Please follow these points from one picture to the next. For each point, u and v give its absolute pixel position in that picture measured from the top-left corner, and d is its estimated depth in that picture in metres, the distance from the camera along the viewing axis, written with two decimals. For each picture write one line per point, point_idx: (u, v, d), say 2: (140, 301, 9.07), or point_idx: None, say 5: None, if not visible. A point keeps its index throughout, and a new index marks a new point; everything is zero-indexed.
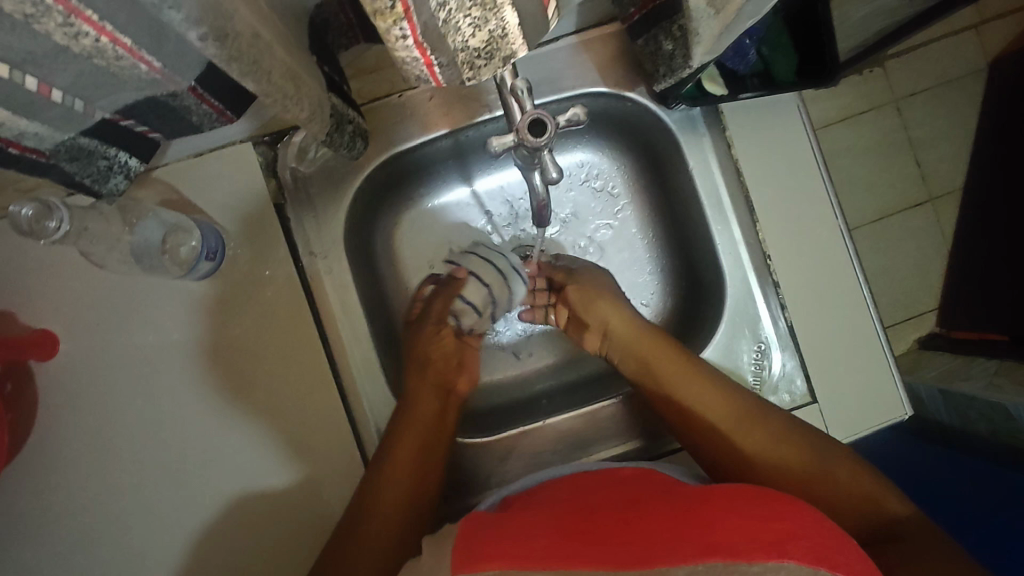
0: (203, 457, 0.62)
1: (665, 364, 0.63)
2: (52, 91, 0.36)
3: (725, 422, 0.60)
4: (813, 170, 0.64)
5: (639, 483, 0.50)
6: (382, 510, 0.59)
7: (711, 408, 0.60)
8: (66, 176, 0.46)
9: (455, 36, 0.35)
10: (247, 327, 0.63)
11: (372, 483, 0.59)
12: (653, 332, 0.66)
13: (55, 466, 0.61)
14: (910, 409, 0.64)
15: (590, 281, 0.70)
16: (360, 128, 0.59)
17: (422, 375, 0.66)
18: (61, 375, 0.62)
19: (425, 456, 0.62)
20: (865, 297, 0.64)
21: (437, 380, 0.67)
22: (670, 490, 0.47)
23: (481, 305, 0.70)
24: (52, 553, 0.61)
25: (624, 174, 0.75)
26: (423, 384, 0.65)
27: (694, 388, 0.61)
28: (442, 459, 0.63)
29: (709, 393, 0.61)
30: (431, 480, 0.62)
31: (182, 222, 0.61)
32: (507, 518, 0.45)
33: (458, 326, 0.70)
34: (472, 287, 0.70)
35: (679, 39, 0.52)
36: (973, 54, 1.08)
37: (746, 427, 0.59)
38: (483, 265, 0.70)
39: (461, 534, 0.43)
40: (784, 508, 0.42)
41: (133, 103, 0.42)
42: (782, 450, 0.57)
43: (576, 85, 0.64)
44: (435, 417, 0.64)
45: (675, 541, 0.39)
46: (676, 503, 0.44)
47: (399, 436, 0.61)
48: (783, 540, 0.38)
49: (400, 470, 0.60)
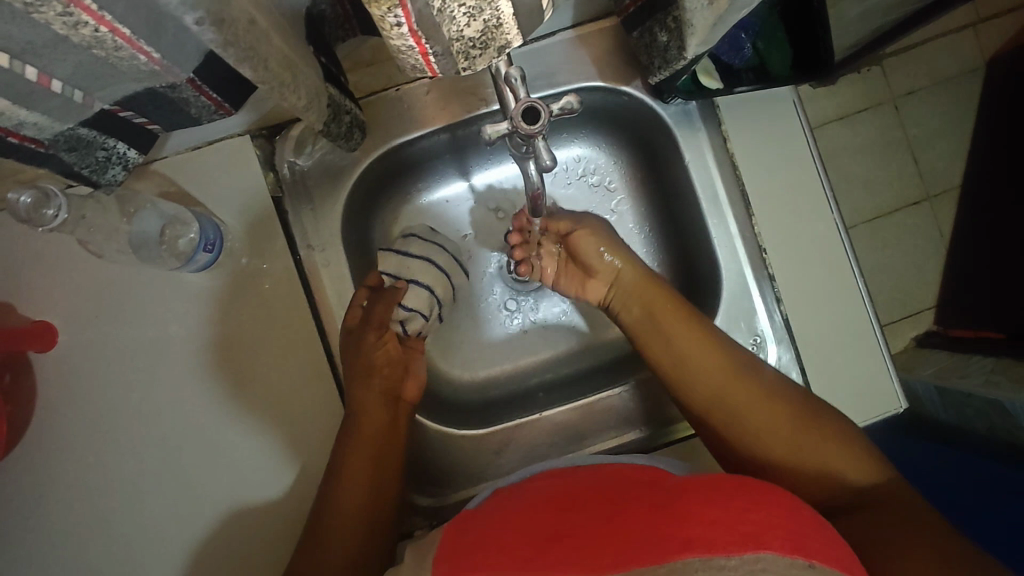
0: (200, 448, 0.62)
1: (668, 322, 0.61)
2: (51, 81, 0.36)
3: (722, 389, 0.58)
4: (809, 165, 0.65)
5: (619, 474, 0.48)
6: (341, 514, 0.58)
7: (712, 376, 0.59)
8: (65, 166, 0.47)
9: (450, 26, 0.36)
10: (245, 319, 0.63)
11: (334, 485, 0.59)
12: (662, 287, 0.63)
13: (53, 459, 0.62)
14: (905, 403, 0.65)
15: (599, 226, 0.66)
16: (358, 120, 0.59)
17: (366, 380, 0.62)
18: (60, 367, 0.62)
19: (378, 465, 0.61)
20: (860, 290, 0.65)
21: (381, 387, 0.63)
22: (651, 483, 0.46)
23: (427, 309, 0.66)
24: (50, 545, 0.61)
25: (621, 170, 0.76)
26: (369, 393, 0.62)
27: (698, 348, 0.59)
28: (396, 465, 0.62)
29: (708, 357, 0.59)
30: (387, 486, 0.62)
31: (181, 214, 0.61)
32: (488, 521, 0.46)
33: (401, 331, 0.66)
34: (412, 292, 0.65)
35: (674, 31, 0.53)
36: (970, 53, 1.09)
37: (743, 398, 0.57)
38: (424, 268, 0.66)
39: (440, 548, 0.44)
40: (763, 498, 0.41)
41: (132, 94, 0.42)
42: (777, 427, 0.55)
43: (572, 79, 0.65)
44: (386, 422, 0.62)
45: (652, 534, 0.38)
46: (655, 498, 0.43)
47: (357, 440, 0.60)
48: (762, 534, 0.37)
49: (356, 475, 0.59)
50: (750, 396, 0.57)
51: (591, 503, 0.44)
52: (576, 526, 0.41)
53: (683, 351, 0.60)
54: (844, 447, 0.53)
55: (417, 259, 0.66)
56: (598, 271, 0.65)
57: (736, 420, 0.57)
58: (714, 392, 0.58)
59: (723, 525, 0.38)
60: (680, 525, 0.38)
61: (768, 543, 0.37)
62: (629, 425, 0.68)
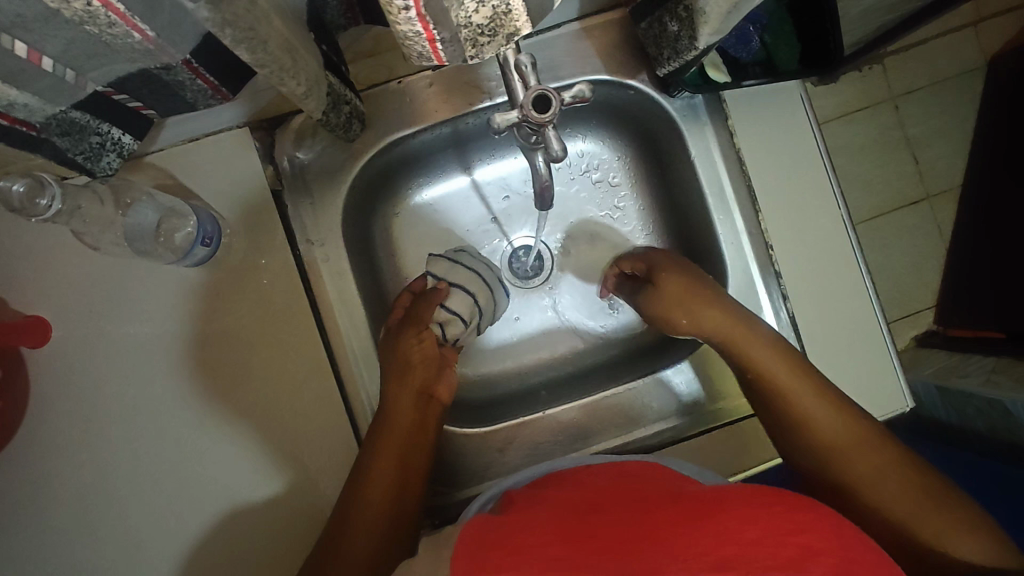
0: (198, 445, 0.61)
1: (741, 338, 0.58)
2: (42, 59, 0.35)
3: (805, 413, 0.55)
4: (815, 159, 0.64)
5: (645, 481, 0.49)
6: (361, 513, 0.56)
7: (830, 424, 0.54)
8: (58, 152, 0.45)
9: (458, 12, 0.35)
10: (243, 315, 0.62)
11: (358, 483, 0.57)
12: (745, 321, 0.59)
13: (45, 456, 0.60)
14: (912, 401, 0.64)
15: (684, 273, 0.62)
16: (357, 110, 0.58)
17: (402, 378, 0.62)
18: (53, 363, 0.61)
19: (404, 463, 0.59)
20: (867, 287, 0.64)
21: (414, 387, 0.62)
22: (680, 492, 0.46)
23: (468, 314, 0.66)
24: (41, 544, 0.60)
25: (625, 165, 0.75)
26: (404, 390, 0.61)
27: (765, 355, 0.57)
28: (421, 465, 0.61)
29: (779, 364, 0.57)
30: (410, 487, 0.60)
31: (177, 206, 0.59)
32: (505, 519, 0.45)
33: (440, 335, 0.66)
34: (455, 295, 0.66)
35: (685, 20, 0.51)
36: (971, 51, 1.08)
37: (849, 440, 0.53)
38: (471, 277, 0.68)
39: (463, 537, 0.44)
40: (800, 517, 0.41)
41: (127, 75, 0.41)
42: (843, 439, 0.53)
43: (577, 72, 0.64)
44: (415, 424, 0.61)
45: (691, 545, 0.38)
46: (687, 505, 0.43)
47: (386, 439, 0.59)
48: (803, 556, 0.38)
49: (381, 474, 0.58)
50: (867, 446, 0.53)
51: (622, 505, 0.44)
52: (609, 526, 0.41)
53: (786, 388, 0.56)
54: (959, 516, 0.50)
55: (465, 268, 0.68)
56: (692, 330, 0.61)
57: (838, 462, 0.53)
58: (822, 435, 0.54)
59: (763, 546, 0.38)
60: (722, 540, 0.39)
61: (811, 566, 0.37)
62: (633, 424, 0.67)
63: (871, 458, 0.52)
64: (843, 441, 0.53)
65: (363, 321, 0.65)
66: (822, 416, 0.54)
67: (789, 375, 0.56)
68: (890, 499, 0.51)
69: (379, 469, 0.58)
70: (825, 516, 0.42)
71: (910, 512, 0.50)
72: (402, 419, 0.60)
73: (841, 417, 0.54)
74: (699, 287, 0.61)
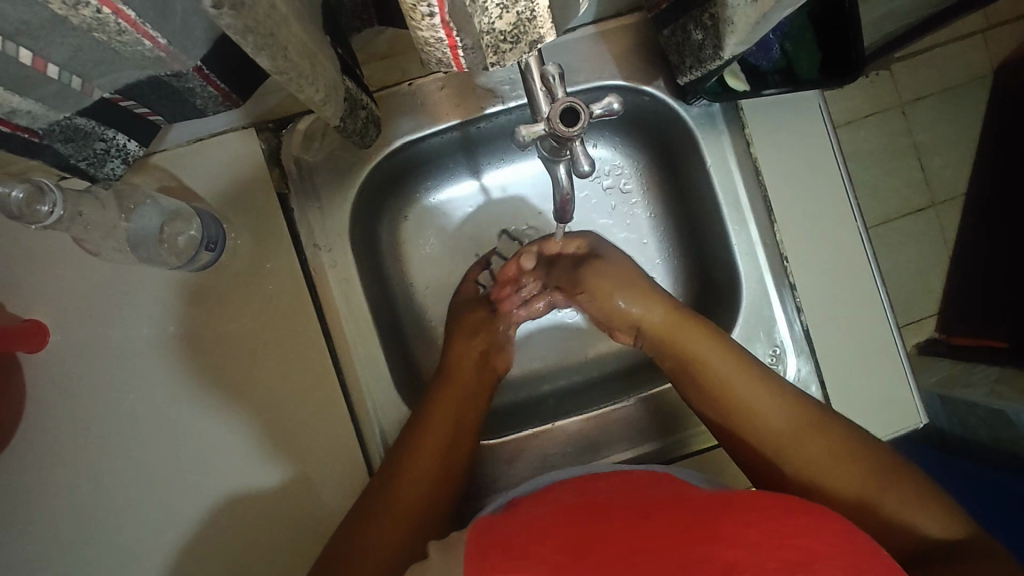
0: (198, 453, 0.59)
1: (693, 339, 0.59)
2: (48, 66, 0.33)
3: (765, 421, 0.55)
4: (834, 171, 0.63)
5: (649, 487, 0.48)
6: (399, 493, 0.56)
7: (768, 414, 0.55)
8: (60, 157, 0.44)
9: (481, 18, 0.33)
10: (248, 320, 0.60)
11: (391, 478, 0.57)
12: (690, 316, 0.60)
13: (41, 464, 0.59)
14: (926, 418, 0.63)
15: (614, 269, 0.63)
16: (373, 115, 0.56)
17: (466, 337, 0.67)
18: (52, 368, 0.59)
19: (449, 452, 0.60)
20: (883, 301, 0.63)
21: (477, 351, 0.66)
22: (683, 496, 0.45)
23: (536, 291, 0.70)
24: (36, 555, 0.58)
25: (636, 171, 0.73)
26: (465, 349, 0.66)
27: (715, 357, 0.57)
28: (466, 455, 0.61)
29: (724, 363, 0.57)
30: (449, 482, 0.60)
31: (181, 209, 0.58)
32: (513, 522, 0.44)
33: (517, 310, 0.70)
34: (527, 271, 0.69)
35: (710, 29, 0.50)
36: (980, 59, 1.08)
37: (792, 434, 0.54)
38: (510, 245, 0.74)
39: (467, 539, 0.42)
40: (805, 521, 0.40)
41: (135, 82, 0.39)
42: (809, 447, 0.53)
43: (592, 78, 0.62)
44: (466, 397, 0.63)
45: (695, 555, 0.38)
46: (692, 511, 0.42)
47: (428, 427, 0.59)
48: (806, 559, 0.37)
49: (424, 454, 0.58)
50: (811, 437, 0.53)
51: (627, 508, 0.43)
52: (612, 528, 0.41)
53: (726, 387, 0.57)
54: (919, 497, 0.49)
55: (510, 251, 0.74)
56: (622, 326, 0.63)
57: (793, 463, 0.53)
58: (761, 424, 0.55)
59: (765, 548, 0.38)
60: (722, 544, 0.38)
61: (816, 569, 0.37)
62: (644, 438, 0.66)
63: (812, 441, 0.53)
64: (813, 447, 0.53)
65: (369, 328, 0.63)
66: (770, 416, 0.55)
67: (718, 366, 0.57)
68: (840, 483, 0.51)
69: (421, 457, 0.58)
70: (838, 523, 0.41)
71: (867, 492, 0.50)
72: (446, 408, 0.61)
73: (795, 415, 0.55)
74: (617, 277, 0.63)
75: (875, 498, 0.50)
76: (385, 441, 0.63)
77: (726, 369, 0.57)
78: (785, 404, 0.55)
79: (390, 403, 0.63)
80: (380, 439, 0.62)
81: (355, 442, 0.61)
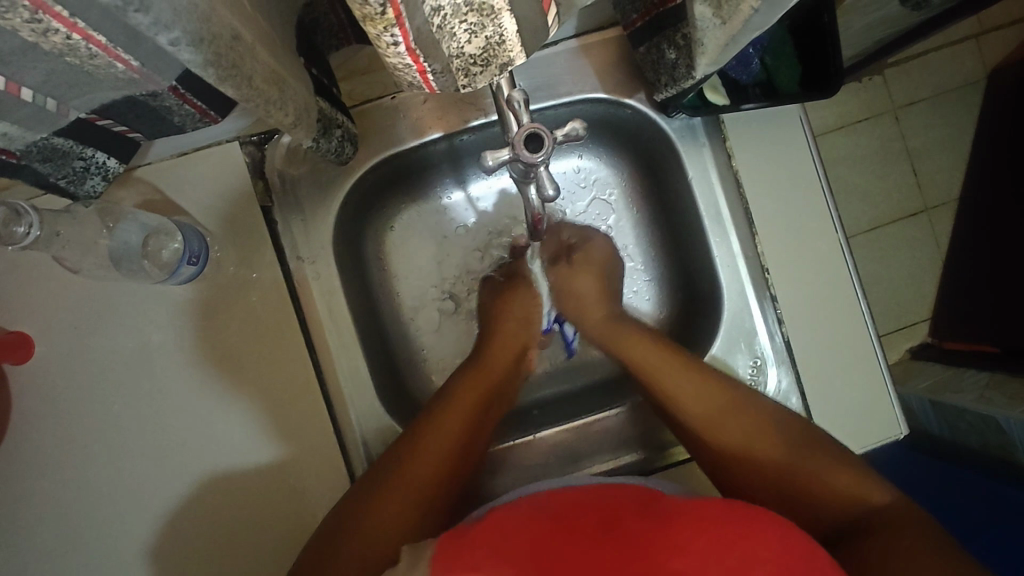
0: (182, 462, 0.60)
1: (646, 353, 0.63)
2: (21, 90, 0.33)
3: (712, 422, 0.58)
4: (814, 183, 0.63)
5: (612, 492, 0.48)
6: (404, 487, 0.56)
7: (721, 411, 0.58)
8: (40, 176, 0.44)
9: (450, 42, 0.34)
10: (231, 331, 0.61)
11: (399, 463, 0.57)
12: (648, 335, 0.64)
13: (27, 472, 0.59)
14: (906, 429, 0.64)
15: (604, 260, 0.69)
16: (349, 132, 0.57)
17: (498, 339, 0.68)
18: (37, 379, 0.60)
19: (463, 443, 0.60)
20: (864, 313, 0.63)
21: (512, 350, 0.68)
22: (643, 504, 0.46)
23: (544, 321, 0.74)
24: (24, 561, 0.59)
25: (621, 181, 0.74)
26: (501, 340, 0.68)
27: (662, 362, 0.61)
28: (476, 450, 0.62)
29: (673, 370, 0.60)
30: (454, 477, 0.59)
31: (163, 225, 0.59)
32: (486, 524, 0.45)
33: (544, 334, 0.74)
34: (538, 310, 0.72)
35: (683, 48, 0.50)
36: (972, 63, 1.08)
37: (735, 431, 0.57)
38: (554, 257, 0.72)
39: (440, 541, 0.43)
40: (756, 519, 0.42)
41: (111, 102, 0.40)
42: (762, 444, 0.56)
43: (573, 91, 0.63)
44: (480, 396, 0.63)
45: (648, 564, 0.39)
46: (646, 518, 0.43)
47: (441, 419, 0.60)
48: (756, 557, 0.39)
49: (432, 447, 0.58)
50: (761, 433, 0.56)
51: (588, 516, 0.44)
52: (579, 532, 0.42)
53: (674, 391, 0.60)
54: (857, 475, 0.52)
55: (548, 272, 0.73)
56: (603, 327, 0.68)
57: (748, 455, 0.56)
58: (722, 426, 0.57)
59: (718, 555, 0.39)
60: (675, 551, 0.39)
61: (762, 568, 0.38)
62: (627, 448, 0.66)
63: (769, 438, 0.56)
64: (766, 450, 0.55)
65: (352, 339, 0.64)
66: (712, 411, 0.58)
67: (674, 388, 0.60)
68: (799, 466, 0.54)
69: (430, 439, 0.58)
70: (803, 533, 0.41)
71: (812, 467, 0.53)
72: (470, 395, 0.62)
73: (731, 407, 0.58)
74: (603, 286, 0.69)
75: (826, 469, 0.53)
76: (368, 453, 0.63)
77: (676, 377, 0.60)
78: (741, 413, 0.58)
79: (374, 414, 0.64)
80: (365, 452, 0.63)
81: (339, 453, 0.61)
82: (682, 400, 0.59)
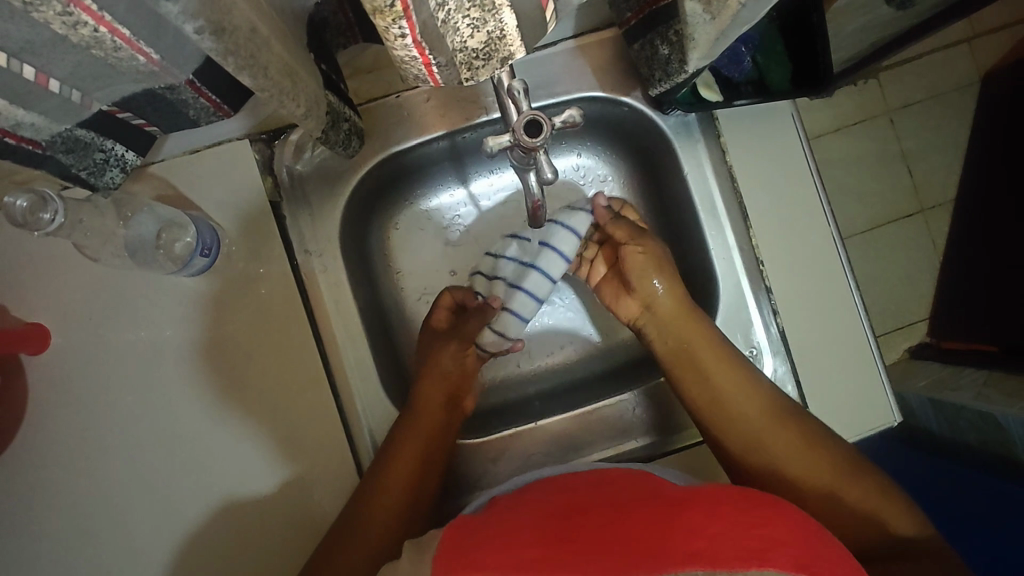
0: (193, 451, 0.62)
1: (689, 330, 0.63)
2: (50, 81, 0.36)
3: (745, 413, 0.60)
4: (807, 177, 0.65)
5: (625, 484, 0.50)
6: (384, 493, 0.60)
7: (765, 424, 0.59)
8: (62, 168, 0.46)
9: (453, 37, 0.36)
10: (241, 322, 0.62)
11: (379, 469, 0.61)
12: (689, 306, 0.64)
13: (44, 460, 0.61)
14: (900, 417, 0.65)
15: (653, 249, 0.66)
16: (356, 127, 0.59)
17: (435, 379, 0.66)
18: (54, 367, 0.61)
19: (428, 453, 0.63)
20: (857, 302, 0.65)
21: (444, 392, 0.66)
22: (652, 493, 0.48)
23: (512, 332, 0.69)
24: (39, 548, 0.60)
25: (620, 179, 0.76)
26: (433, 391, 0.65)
27: (707, 348, 0.62)
28: (442, 457, 0.64)
29: (714, 357, 0.61)
30: (431, 477, 0.63)
31: (176, 217, 0.60)
32: (499, 521, 0.46)
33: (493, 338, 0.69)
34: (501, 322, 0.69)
35: (675, 44, 0.53)
36: (965, 67, 1.10)
37: (764, 420, 0.59)
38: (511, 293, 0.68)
39: (443, 540, 0.45)
40: (767, 513, 0.43)
41: (131, 95, 0.42)
42: (788, 439, 0.58)
43: (570, 90, 0.65)
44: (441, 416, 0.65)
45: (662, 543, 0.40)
46: (656, 504, 0.45)
47: (410, 428, 0.62)
48: (767, 547, 0.40)
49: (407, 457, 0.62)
50: (788, 430, 0.59)
51: (600, 506, 0.46)
52: (580, 523, 0.43)
53: (711, 375, 0.61)
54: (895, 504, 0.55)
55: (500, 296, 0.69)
56: (637, 292, 0.65)
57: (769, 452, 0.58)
58: (760, 433, 0.59)
59: (725, 541, 0.40)
60: (684, 533, 0.41)
61: (773, 560, 0.39)
62: (627, 436, 0.68)
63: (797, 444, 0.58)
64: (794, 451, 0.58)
65: (358, 331, 0.66)
66: (747, 405, 0.60)
67: (713, 371, 0.61)
68: (832, 484, 0.56)
69: (409, 451, 0.62)
70: (814, 532, 0.43)
71: (850, 497, 0.56)
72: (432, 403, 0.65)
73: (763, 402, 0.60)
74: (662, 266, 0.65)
75: (868, 501, 0.55)
76: (374, 442, 0.65)
77: (718, 371, 0.61)
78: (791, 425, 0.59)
79: (379, 404, 0.66)
80: (370, 440, 0.65)
81: (345, 441, 0.63)
82: (722, 405, 0.61)
